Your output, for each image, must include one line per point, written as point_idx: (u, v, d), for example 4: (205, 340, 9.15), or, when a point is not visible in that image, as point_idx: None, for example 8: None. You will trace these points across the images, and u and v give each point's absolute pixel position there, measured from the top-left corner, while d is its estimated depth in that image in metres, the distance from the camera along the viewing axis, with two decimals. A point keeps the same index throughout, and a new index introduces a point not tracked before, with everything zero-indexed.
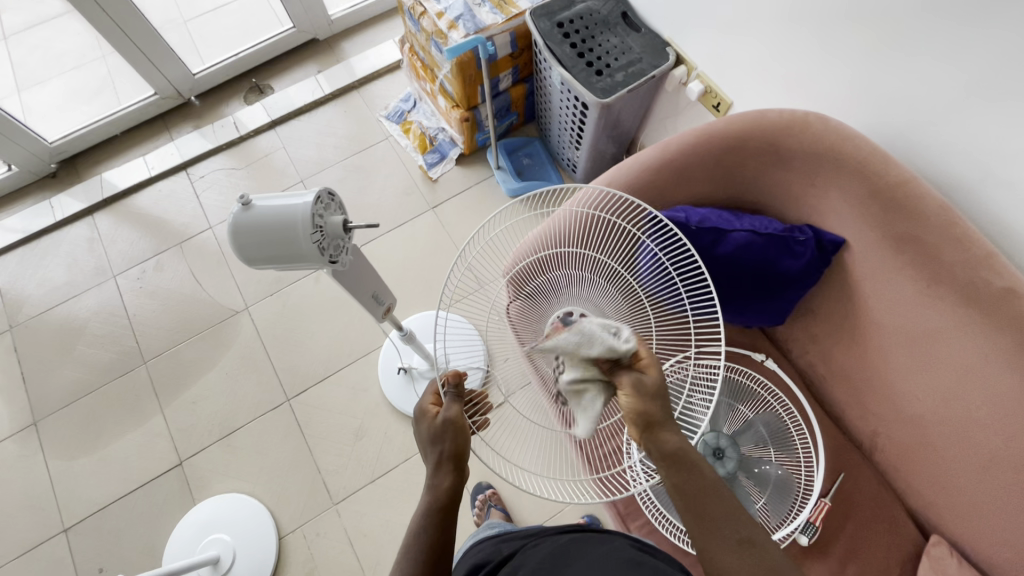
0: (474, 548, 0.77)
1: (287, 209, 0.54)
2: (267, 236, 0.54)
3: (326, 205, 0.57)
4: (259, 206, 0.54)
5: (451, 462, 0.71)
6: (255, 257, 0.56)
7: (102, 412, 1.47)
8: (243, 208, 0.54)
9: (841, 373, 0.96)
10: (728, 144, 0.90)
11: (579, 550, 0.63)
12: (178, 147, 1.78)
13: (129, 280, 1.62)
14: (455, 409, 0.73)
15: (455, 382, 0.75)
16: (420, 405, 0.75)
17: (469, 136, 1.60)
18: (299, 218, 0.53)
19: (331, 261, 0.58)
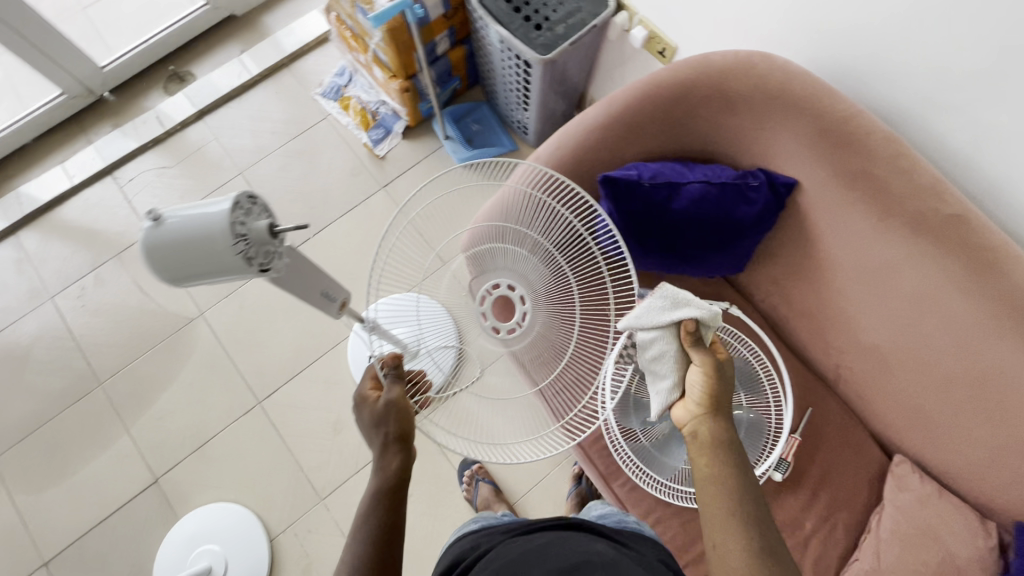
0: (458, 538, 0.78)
1: (201, 220, 0.49)
2: (185, 251, 0.49)
3: (247, 210, 0.52)
4: (170, 219, 0.49)
5: (398, 441, 0.73)
6: (177, 275, 0.51)
7: (64, 440, 1.40)
8: (153, 223, 0.50)
9: (803, 313, 0.98)
10: (675, 93, 0.86)
11: (552, 549, 0.63)
12: (99, 150, 1.64)
13: (69, 298, 1.52)
14: (397, 390, 0.76)
15: (394, 363, 0.77)
16: (359, 392, 0.77)
17: (412, 107, 1.52)
18: (216, 229, 0.49)
19: (263, 268, 0.54)
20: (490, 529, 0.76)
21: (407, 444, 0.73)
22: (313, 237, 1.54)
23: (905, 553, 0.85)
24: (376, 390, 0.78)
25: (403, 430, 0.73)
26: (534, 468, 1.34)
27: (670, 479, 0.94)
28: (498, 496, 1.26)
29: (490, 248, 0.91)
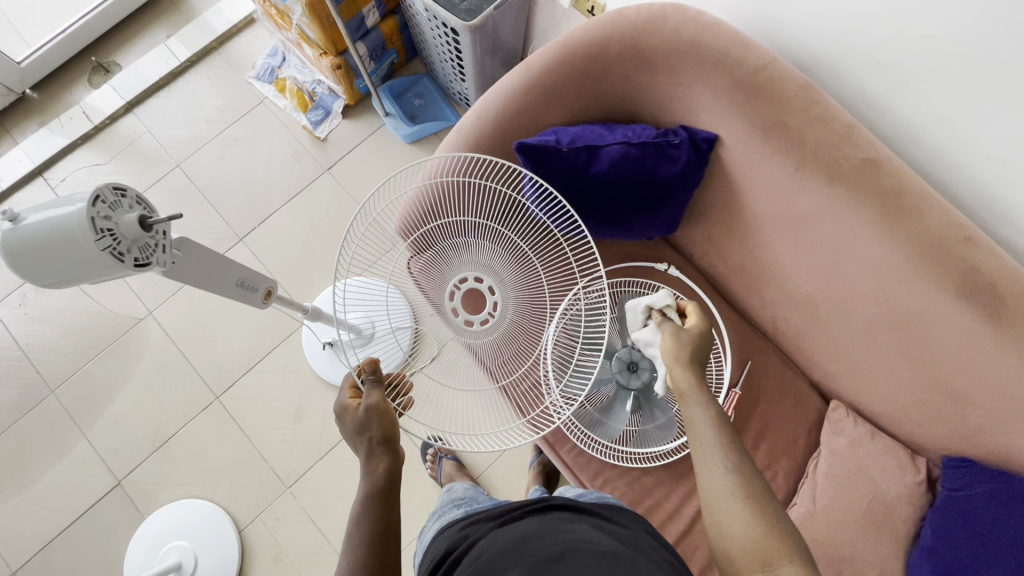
0: (446, 530, 0.78)
1: (59, 216, 0.47)
2: (46, 250, 0.47)
3: (113, 203, 0.50)
4: (28, 218, 0.47)
5: (383, 444, 0.73)
6: (43, 276, 0.49)
7: (20, 450, 1.38)
8: (12, 223, 0.48)
9: (737, 269, 0.98)
10: (590, 53, 0.84)
11: (536, 541, 0.61)
12: (26, 150, 1.57)
13: (10, 307, 1.47)
14: (377, 395, 0.75)
15: (372, 368, 0.77)
16: (339, 401, 0.77)
17: (348, 85, 1.47)
18: (75, 225, 0.47)
19: (140, 263, 0.52)
20: (476, 516, 0.76)
21: (393, 447, 0.73)
22: (259, 226, 1.51)
23: (840, 493, 0.88)
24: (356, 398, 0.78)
25: (388, 433, 0.73)
26: None
27: (613, 441, 0.96)
28: (460, 471, 1.28)
29: (450, 246, 0.86)
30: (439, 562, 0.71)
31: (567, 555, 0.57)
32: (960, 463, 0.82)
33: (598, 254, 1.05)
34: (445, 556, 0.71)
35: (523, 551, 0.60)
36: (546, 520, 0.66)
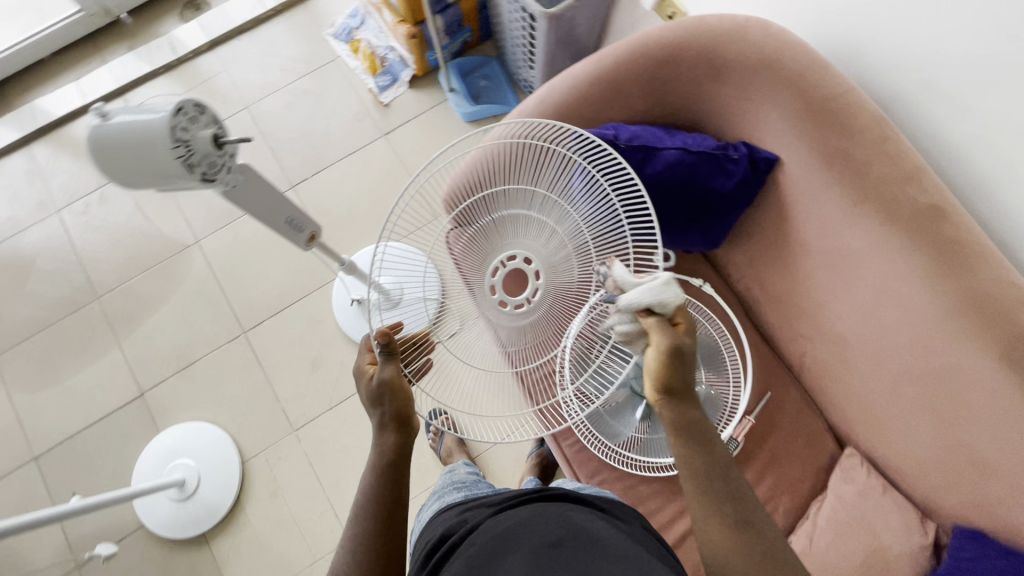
0: (443, 511, 0.79)
1: (143, 120, 0.50)
2: (127, 149, 0.51)
3: (192, 117, 0.53)
4: (114, 117, 0.51)
5: (396, 420, 0.75)
6: (118, 173, 0.53)
7: (60, 346, 1.47)
8: (100, 119, 0.52)
9: (774, 298, 0.96)
10: (662, 55, 0.84)
11: (537, 527, 0.62)
12: (112, 71, 1.67)
13: (74, 213, 1.57)
14: (390, 369, 0.75)
15: (385, 341, 0.74)
16: (358, 367, 0.79)
17: (420, 56, 1.51)
18: (156, 130, 0.50)
19: (208, 179, 0.55)
20: (475, 505, 0.77)
21: (405, 423, 0.76)
22: (311, 177, 1.55)
23: (838, 540, 0.85)
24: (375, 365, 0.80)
25: (401, 411, 0.75)
26: None
27: (616, 444, 0.98)
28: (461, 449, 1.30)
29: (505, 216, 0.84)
30: (434, 541, 0.72)
31: (568, 544, 0.58)
32: (973, 535, 0.78)
33: None
34: (442, 537, 0.72)
35: (524, 538, 0.60)
36: (546, 509, 0.67)
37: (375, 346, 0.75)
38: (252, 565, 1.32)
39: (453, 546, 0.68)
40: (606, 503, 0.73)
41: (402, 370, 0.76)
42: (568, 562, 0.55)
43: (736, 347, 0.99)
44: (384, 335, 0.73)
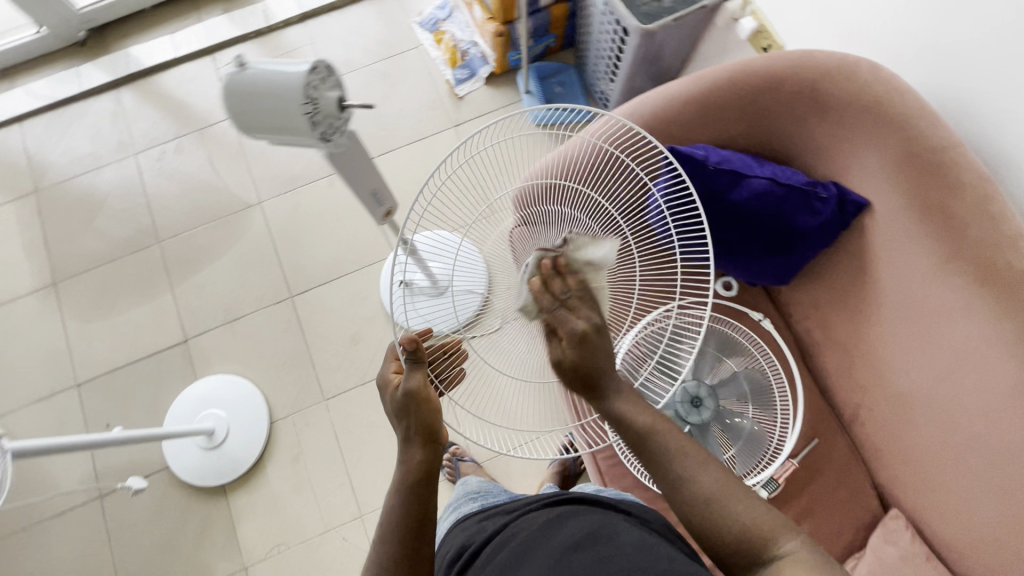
0: (463, 525, 0.81)
1: (281, 73, 0.52)
2: (258, 98, 0.53)
3: (322, 78, 0.55)
4: (253, 68, 0.53)
5: (422, 434, 0.70)
6: (246, 121, 0.55)
7: (117, 282, 1.53)
8: (239, 69, 0.54)
9: (836, 344, 0.94)
10: (764, 84, 0.83)
11: (554, 530, 0.63)
12: (206, 31, 1.74)
13: (149, 159, 1.63)
14: (417, 378, 0.71)
15: (412, 347, 0.71)
16: (383, 378, 0.75)
17: (501, 54, 1.53)
18: (291, 85, 0.52)
19: (324, 137, 0.56)
20: (495, 513, 0.78)
21: (432, 437, 0.71)
22: (377, 157, 1.59)
23: None
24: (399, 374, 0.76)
25: (427, 424, 0.71)
26: None
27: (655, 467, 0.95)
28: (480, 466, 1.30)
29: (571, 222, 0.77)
30: (457, 556, 0.74)
31: (586, 543, 0.60)
32: None
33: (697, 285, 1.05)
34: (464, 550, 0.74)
35: (542, 543, 0.62)
36: (561, 510, 0.69)
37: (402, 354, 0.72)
38: (264, 524, 1.34)
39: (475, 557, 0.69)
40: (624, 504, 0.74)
41: (427, 379, 0.72)
42: (587, 559, 0.56)
43: (788, 388, 0.97)
44: (411, 341, 0.70)
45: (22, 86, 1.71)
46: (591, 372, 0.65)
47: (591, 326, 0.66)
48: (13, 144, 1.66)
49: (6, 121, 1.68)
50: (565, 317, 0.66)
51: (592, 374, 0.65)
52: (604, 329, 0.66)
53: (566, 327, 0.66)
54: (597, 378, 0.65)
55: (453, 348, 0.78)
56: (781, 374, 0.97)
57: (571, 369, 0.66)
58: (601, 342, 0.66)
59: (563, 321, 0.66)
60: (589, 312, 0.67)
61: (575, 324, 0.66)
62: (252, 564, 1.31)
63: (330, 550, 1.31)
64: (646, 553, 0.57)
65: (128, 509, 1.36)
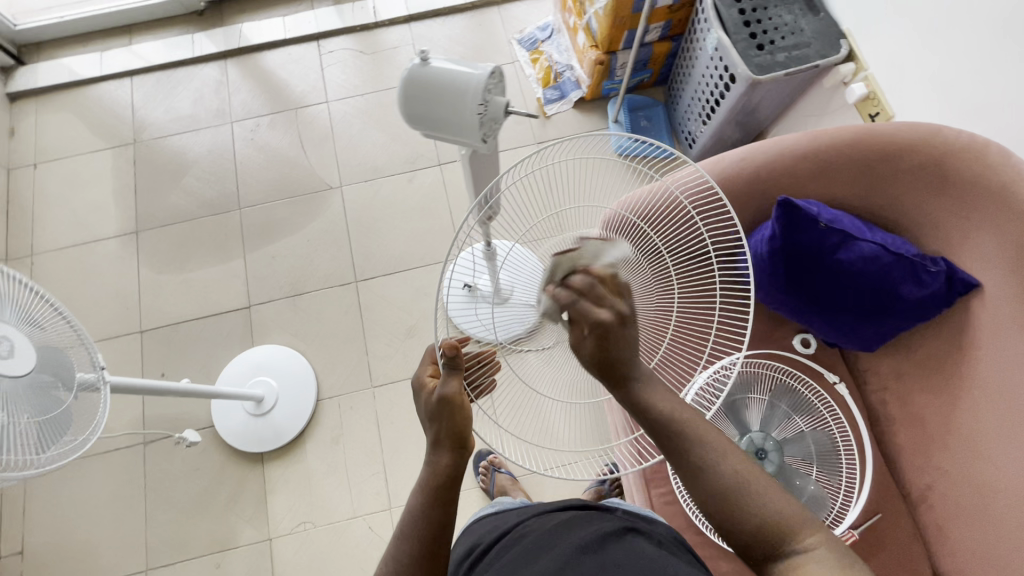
0: (474, 525, 0.84)
1: (463, 73, 0.56)
2: (438, 92, 0.56)
3: (496, 83, 0.58)
4: (436, 63, 0.56)
5: (452, 441, 0.68)
6: (413, 108, 0.58)
7: (194, 240, 1.59)
8: (421, 62, 0.57)
9: (915, 420, 0.93)
10: (885, 151, 0.84)
11: (563, 533, 0.68)
12: (316, 18, 1.82)
13: (244, 129, 1.71)
14: (453, 385, 0.68)
15: (451, 353, 0.66)
16: (417, 377, 0.72)
17: (597, 82, 1.56)
18: (472, 86, 0.55)
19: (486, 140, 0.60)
20: (501, 515, 0.82)
21: (461, 444, 0.69)
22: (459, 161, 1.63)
23: None
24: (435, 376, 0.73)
25: (458, 432, 0.68)
26: None
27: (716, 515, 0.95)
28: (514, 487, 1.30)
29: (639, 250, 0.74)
30: (468, 555, 0.77)
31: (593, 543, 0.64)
32: None
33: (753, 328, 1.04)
34: (475, 549, 0.77)
35: (552, 545, 0.66)
36: (567, 515, 0.73)
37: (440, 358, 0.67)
38: (293, 499, 1.35)
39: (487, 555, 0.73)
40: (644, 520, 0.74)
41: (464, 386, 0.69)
42: (596, 561, 0.61)
43: (857, 455, 0.95)
44: (453, 346, 0.65)
45: (139, 44, 1.81)
46: (614, 363, 0.59)
47: (617, 318, 0.59)
48: (122, 96, 1.76)
49: (120, 74, 1.78)
50: (590, 309, 0.58)
51: (616, 367, 0.59)
52: (630, 320, 0.59)
53: (589, 318, 0.58)
54: (621, 367, 0.59)
55: (487, 357, 0.74)
56: (850, 439, 0.95)
57: (591, 360, 0.60)
58: (623, 334, 0.59)
59: (587, 313, 0.58)
60: (615, 302, 0.59)
61: (601, 316, 0.58)
62: (276, 536, 1.33)
63: (354, 536, 1.32)
64: (646, 557, 0.62)
65: (166, 460, 1.39)
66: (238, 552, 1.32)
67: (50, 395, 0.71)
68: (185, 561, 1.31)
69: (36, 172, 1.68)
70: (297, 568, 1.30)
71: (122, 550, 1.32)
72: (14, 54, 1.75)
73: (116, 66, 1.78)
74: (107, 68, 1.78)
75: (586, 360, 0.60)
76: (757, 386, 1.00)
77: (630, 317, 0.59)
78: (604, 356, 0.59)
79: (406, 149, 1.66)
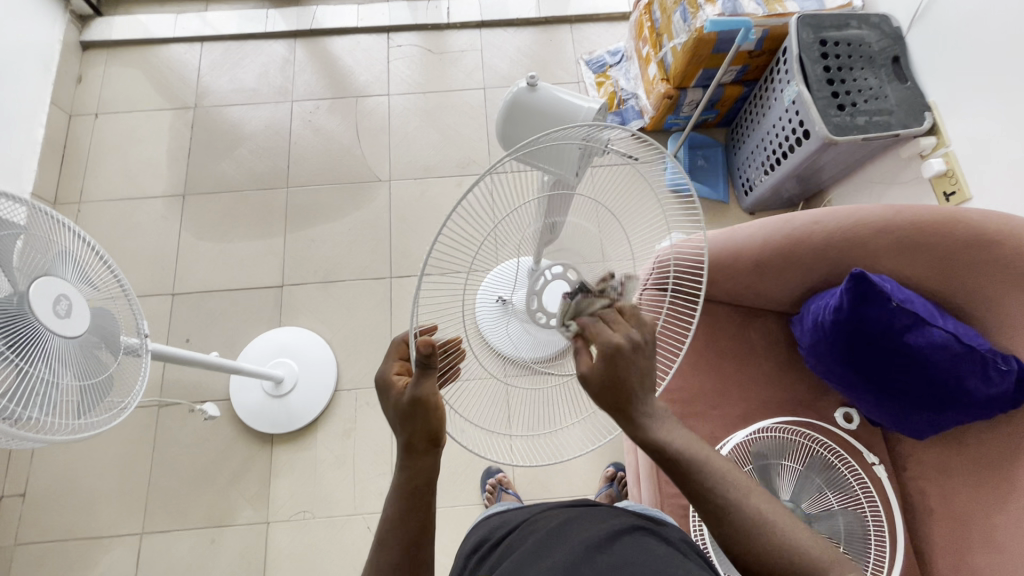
0: (482, 520, 0.80)
1: (572, 104, 0.73)
2: (545, 114, 0.73)
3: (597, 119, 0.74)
4: (544, 91, 0.73)
5: (428, 441, 0.61)
6: (516, 128, 0.76)
7: (238, 212, 1.60)
8: (529, 87, 0.73)
9: (954, 517, 0.89)
10: (968, 239, 0.82)
11: (570, 531, 0.63)
12: (390, 10, 1.82)
13: (303, 109, 1.72)
14: (426, 384, 0.58)
15: (426, 351, 0.54)
16: (383, 375, 0.63)
17: (661, 115, 1.55)
18: (578, 118, 0.72)
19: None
20: (515, 511, 0.77)
21: (436, 443, 0.62)
22: None
23: None
24: (402, 374, 0.64)
25: (431, 431, 0.61)
26: (579, 480, 1.33)
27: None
28: None
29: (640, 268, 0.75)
30: (474, 549, 0.73)
31: (601, 544, 0.60)
32: None
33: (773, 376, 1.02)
34: (482, 543, 0.72)
35: (561, 540, 0.62)
36: (577, 510, 0.69)
37: (410, 356, 0.56)
38: (297, 485, 1.34)
39: (492, 550, 0.69)
40: (656, 521, 0.69)
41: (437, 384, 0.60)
42: (608, 560, 0.57)
43: (886, 529, 0.90)
44: (427, 345, 0.54)
45: (214, 12, 1.84)
46: (619, 391, 0.56)
47: (630, 343, 0.56)
48: (189, 60, 1.78)
49: (191, 38, 1.80)
50: (603, 330, 0.57)
51: (620, 394, 0.56)
52: (645, 349, 0.57)
53: (600, 337, 0.56)
54: (625, 397, 0.56)
55: (452, 346, 0.63)
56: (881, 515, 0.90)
57: (595, 388, 0.56)
58: (633, 359, 0.56)
59: (597, 332, 0.57)
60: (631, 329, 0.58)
61: (614, 338, 0.56)
62: (274, 520, 1.31)
63: (351, 533, 1.30)
64: (660, 559, 0.57)
65: (178, 427, 1.39)
66: (235, 530, 1.30)
67: (94, 356, 0.71)
68: (181, 530, 1.30)
69: (97, 122, 1.70)
70: (291, 556, 1.28)
71: (121, 510, 1.32)
72: (93, 5, 1.78)
73: (188, 29, 1.80)
74: (180, 30, 1.80)
75: (590, 389, 0.56)
76: (791, 453, 0.95)
77: (645, 347, 0.57)
78: (609, 383, 0.56)
79: (458, 154, 1.66)
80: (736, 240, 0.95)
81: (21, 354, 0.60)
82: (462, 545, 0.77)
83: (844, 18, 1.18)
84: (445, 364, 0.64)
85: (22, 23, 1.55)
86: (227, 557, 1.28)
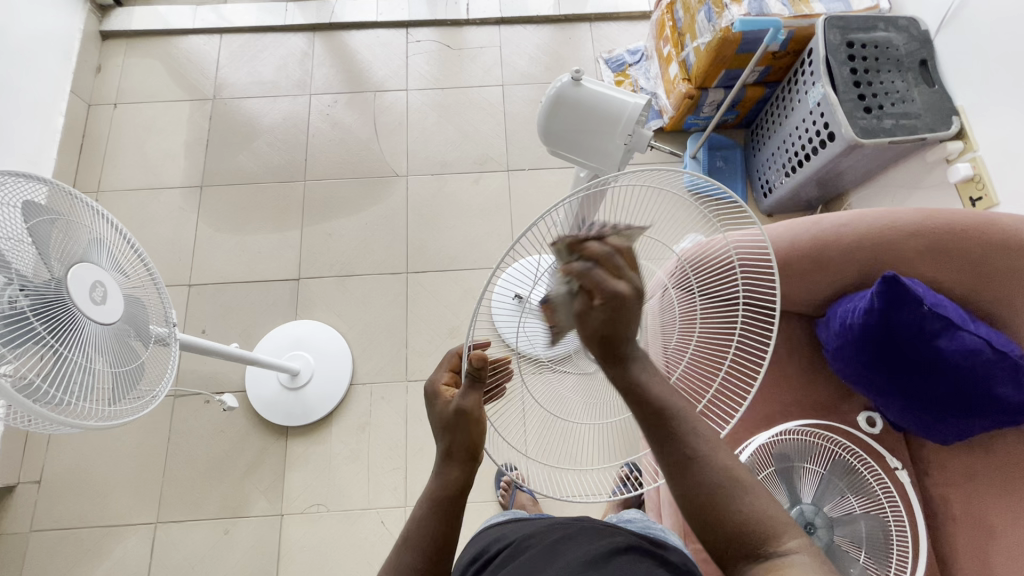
0: (483, 530, 0.79)
1: (619, 103, 0.72)
2: (590, 111, 0.73)
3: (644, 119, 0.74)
4: (589, 86, 0.73)
5: (464, 453, 0.61)
6: (559, 123, 0.76)
7: (255, 205, 1.60)
8: (574, 83, 0.73)
9: (979, 524, 0.88)
10: (997, 245, 0.83)
11: (567, 547, 0.63)
12: (410, 5, 1.82)
13: (321, 103, 1.72)
14: (472, 397, 0.59)
15: (477, 363, 0.56)
16: (431, 385, 0.65)
17: (681, 114, 1.54)
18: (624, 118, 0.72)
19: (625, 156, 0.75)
20: (515, 523, 0.76)
21: (473, 456, 0.62)
22: (527, 170, 1.63)
23: None
24: (450, 385, 0.66)
25: (471, 443, 0.61)
26: None
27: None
28: (534, 507, 1.26)
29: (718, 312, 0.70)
30: (473, 561, 0.72)
31: (600, 560, 0.59)
32: None
33: (793, 380, 1.03)
34: (477, 558, 0.72)
35: (558, 556, 0.61)
36: (575, 526, 0.68)
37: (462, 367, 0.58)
38: (311, 479, 1.34)
39: (492, 562, 0.68)
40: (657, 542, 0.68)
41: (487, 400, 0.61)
42: None
43: (909, 534, 0.89)
44: (479, 358, 0.56)
45: (232, 5, 1.83)
46: (620, 339, 0.50)
47: (636, 290, 0.49)
48: (208, 51, 1.78)
49: (209, 30, 1.80)
50: (605, 279, 0.49)
51: (620, 344, 0.51)
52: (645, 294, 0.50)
53: (603, 289, 0.48)
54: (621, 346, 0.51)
55: (501, 364, 0.65)
56: (903, 520, 0.89)
57: (593, 336, 0.51)
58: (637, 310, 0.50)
59: (601, 280, 0.48)
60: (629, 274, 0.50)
61: (618, 287, 0.48)
62: (288, 513, 1.31)
63: (365, 528, 1.30)
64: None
65: (193, 418, 1.39)
66: (249, 521, 1.31)
67: (127, 345, 0.72)
68: (195, 521, 1.31)
69: (115, 112, 1.70)
70: (304, 548, 1.28)
71: (136, 500, 1.32)
72: None
73: (207, 21, 1.80)
74: (198, 22, 1.80)
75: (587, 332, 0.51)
76: (813, 456, 0.94)
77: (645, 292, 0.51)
78: (610, 334, 0.50)
79: (476, 150, 1.65)
80: (763, 239, 0.96)
81: (60, 338, 0.61)
82: (460, 553, 0.77)
83: (872, 20, 1.17)
84: (492, 380, 0.65)
85: (45, 13, 1.56)
86: (240, 549, 1.28)
